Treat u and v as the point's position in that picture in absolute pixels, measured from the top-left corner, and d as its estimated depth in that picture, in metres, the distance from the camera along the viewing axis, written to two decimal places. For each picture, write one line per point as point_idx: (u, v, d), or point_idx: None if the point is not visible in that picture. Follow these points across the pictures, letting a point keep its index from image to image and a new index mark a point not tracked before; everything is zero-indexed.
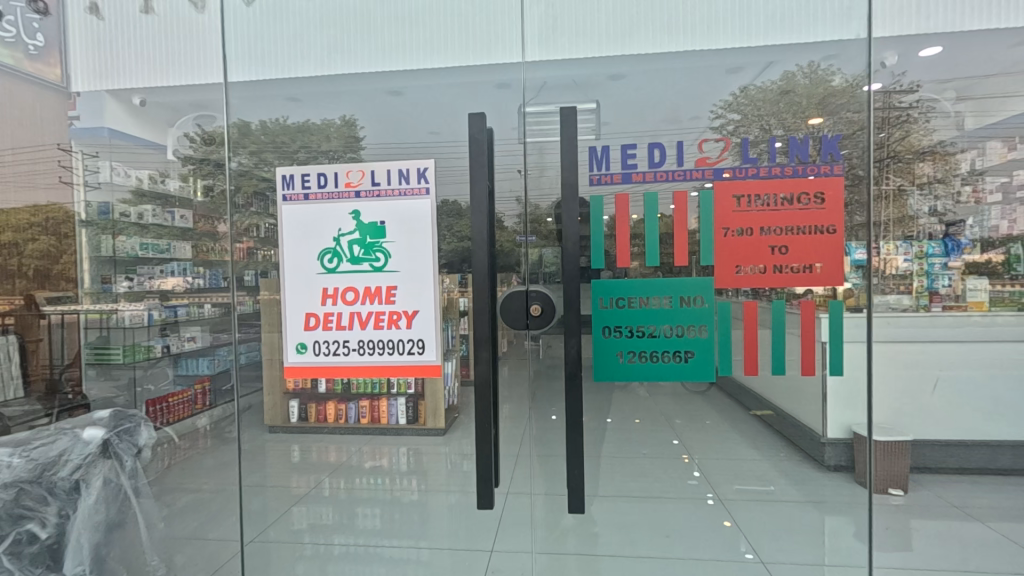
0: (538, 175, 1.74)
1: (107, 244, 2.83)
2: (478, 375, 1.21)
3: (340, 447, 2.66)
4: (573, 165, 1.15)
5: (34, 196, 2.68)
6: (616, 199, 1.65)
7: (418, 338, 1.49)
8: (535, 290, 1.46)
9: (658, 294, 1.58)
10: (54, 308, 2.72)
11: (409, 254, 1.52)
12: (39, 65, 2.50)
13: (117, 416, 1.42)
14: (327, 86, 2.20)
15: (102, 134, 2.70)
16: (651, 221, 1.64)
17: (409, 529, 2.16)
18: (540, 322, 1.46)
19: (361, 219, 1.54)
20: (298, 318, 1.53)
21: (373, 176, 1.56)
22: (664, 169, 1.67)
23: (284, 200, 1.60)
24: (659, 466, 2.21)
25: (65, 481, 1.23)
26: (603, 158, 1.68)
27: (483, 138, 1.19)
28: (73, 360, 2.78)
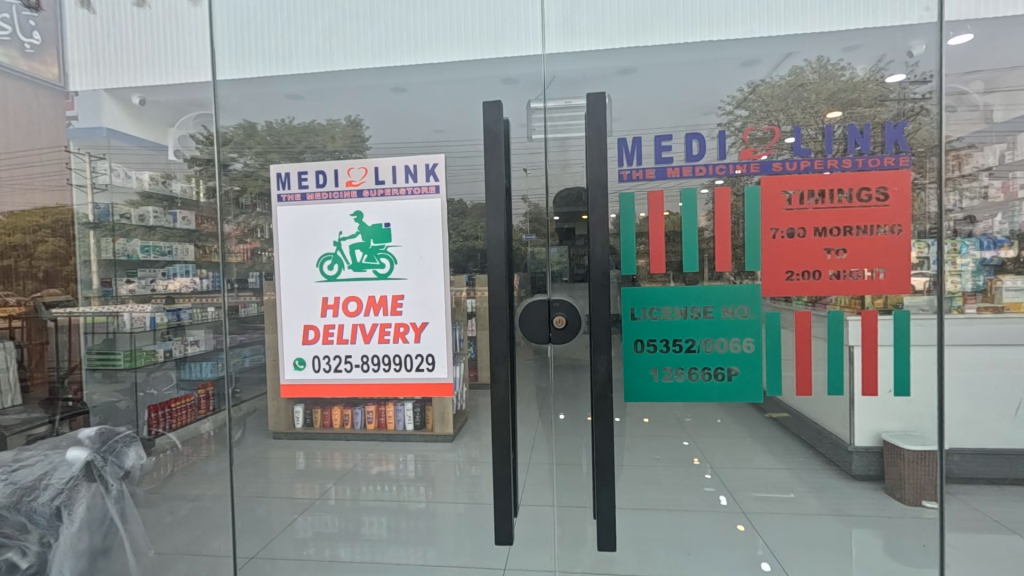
0: (561, 170, 1.63)
1: (109, 246, 2.79)
2: (495, 394, 1.14)
3: (344, 453, 2.48)
4: (601, 159, 1.08)
5: (39, 197, 2.67)
6: (648, 195, 1.59)
7: (427, 352, 1.44)
8: (558, 302, 1.38)
9: (697, 305, 1.52)
10: (55, 313, 2.77)
11: (415, 261, 1.45)
12: (35, 64, 2.44)
13: (104, 435, 1.39)
14: (327, 82, 2.12)
15: (101, 134, 2.64)
16: (688, 224, 1.59)
17: (416, 536, 2.23)
18: (564, 337, 1.38)
19: (364, 220, 1.46)
20: (295, 331, 1.48)
21: (378, 174, 1.50)
22: (704, 164, 1.58)
23: (280, 200, 1.54)
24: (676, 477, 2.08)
25: (42, 507, 1.17)
26: (633, 150, 1.64)
27: (499, 130, 1.13)
28: (75, 364, 2.86)
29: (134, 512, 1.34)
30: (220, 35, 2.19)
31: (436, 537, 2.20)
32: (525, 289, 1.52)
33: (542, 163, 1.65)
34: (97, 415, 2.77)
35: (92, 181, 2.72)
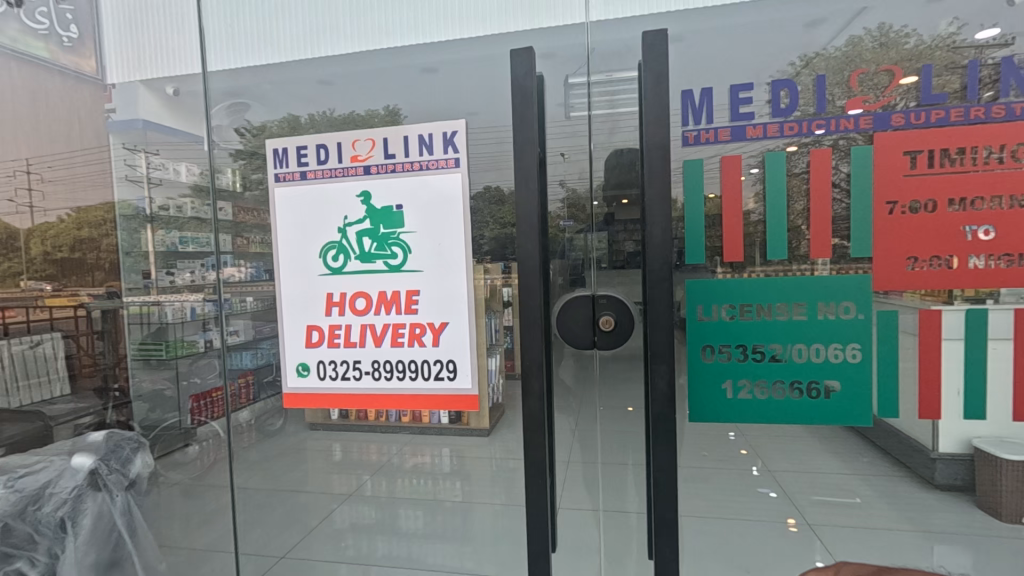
0: (610, 131, 1.45)
1: (146, 237, 2.84)
2: (528, 410, 1.07)
3: (380, 445, 2.40)
4: (658, 119, 0.99)
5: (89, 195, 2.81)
6: (722, 160, 1.39)
7: (448, 358, 1.32)
8: (603, 300, 1.22)
9: (780, 304, 1.33)
10: (93, 304, 2.92)
11: (433, 252, 1.32)
12: (72, 56, 2.52)
13: (111, 441, 1.59)
14: (360, 64, 2.02)
15: (138, 126, 2.68)
16: (773, 204, 1.40)
17: (452, 530, 2.33)
18: (611, 340, 1.21)
19: (372, 202, 1.34)
20: (298, 332, 1.40)
21: (386, 146, 1.35)
22: (788, 119, 1.38)
23: (277, 180, 1.43)
24: (729, 479, 1.92)
25: (48, 518, 1.35)
26: (701, 104, 1.43)
27: (529, 84, 1.04)
28: (119, 359, 2.97)
29: (141, 524, 1.53)
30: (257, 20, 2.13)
31: (472, 535, 2.30)
32: (563, 278, 1.33)
33: (584, 148, 1.48)
34: (145, 401, 2.96)
35: (149, 176, 2.74)
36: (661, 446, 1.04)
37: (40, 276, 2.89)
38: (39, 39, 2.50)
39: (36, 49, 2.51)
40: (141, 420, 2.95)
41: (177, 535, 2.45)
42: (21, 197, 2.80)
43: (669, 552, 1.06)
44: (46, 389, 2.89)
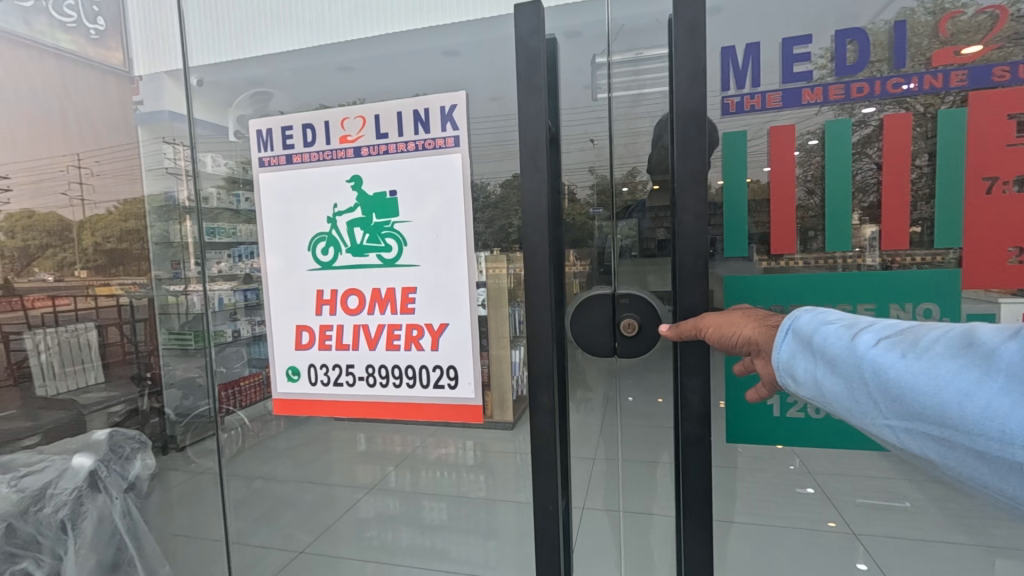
0: (632, 102, 1.35)
1: (178, 230, 2.75)
2: (538, 426, 1.09)
3: (405, 436, 2.06)
4: (692, 79, 0.97)
5: (122, 189, 2.86)
6: (771, 130, 1.26)
7: (448, 363, 1.24)
8: (624, 299, 1.16)
9: (841, 304, 1.25)
10: (132, 297, 3.00)
11: (432, 243, 1.21)
12: (101, 50, 2.70)
13: None
14: (377, 48, 1.85)
15: (164, 117, 2.67)
16: (835, 186, 1.25)
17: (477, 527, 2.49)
18: (632, 343, 1.15)
19: (362, 188, 1.24)
20: (288, 335, 1.35)
21: (378, 125, 1.23)
22: (854, 80, 1.21)
23: (261, 165, 1.35)
24: (772, 491, 1.74)
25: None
26: (750, 63, 1.26)
27: (537, 43, 1.01)
28: (153, 348, 3.04)
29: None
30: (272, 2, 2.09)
31: (499, 531, 2.46)
32: (591, 265, 1.27)
33: (606, 130, 1.36)
34: (179, 389, 2.99)
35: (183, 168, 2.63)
36: (691, 471, 1.06)
37: (90, 266, 2.99)
38: (66, 32, 2.71)
39: (64, 42, 2.73)
40: (175, 407, 3.02)
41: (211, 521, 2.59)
42: (74, 190, 2.87)
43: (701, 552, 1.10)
44: (83, 376, 3.11)
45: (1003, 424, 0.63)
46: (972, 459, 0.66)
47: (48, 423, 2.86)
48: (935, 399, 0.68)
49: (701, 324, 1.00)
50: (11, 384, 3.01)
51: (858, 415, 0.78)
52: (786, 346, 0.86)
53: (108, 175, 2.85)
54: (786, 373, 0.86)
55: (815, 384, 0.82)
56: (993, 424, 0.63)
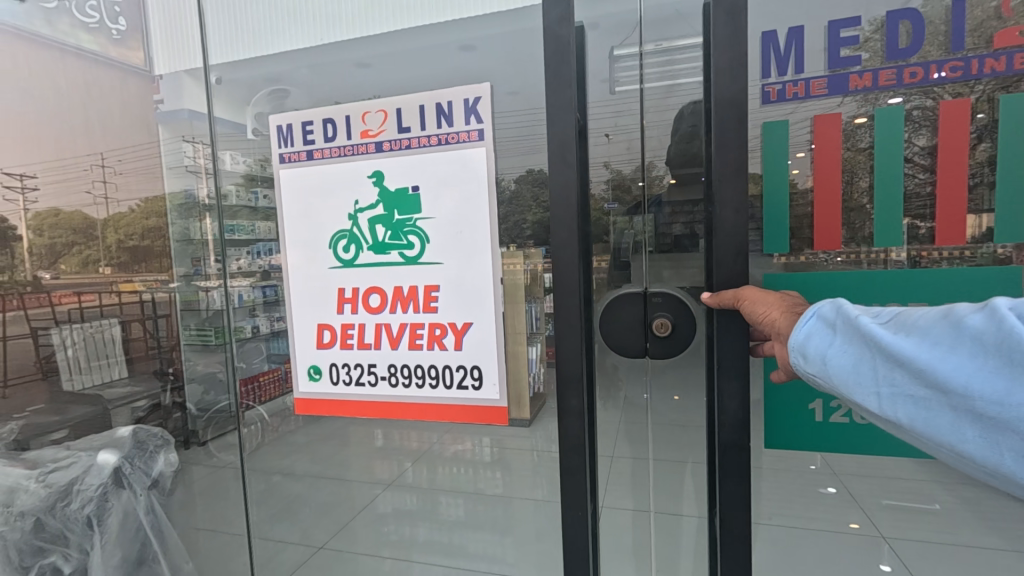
0: (666, 89, 1.21)
1: (197, 228, 3.05)
2: (567, 430, 1.09)
3: (422, 432, 2.08)
4: (732, 70, 0.95)
5: (153, 187, 2.99)
6: (815, 119, 1.20)
7: (472, 362, 1.23)
8: (656, 298, 1.14)
9: (892, 302, 1.18)
10: (153, 293, 3.09)
11: (456, 239, 1.21)
12: (124, 49, 2.73)
13: (137, 443, 1.93)
14: (395, 44, 1.83)
15: (183, 115, 2.82)
16: (885, 178, 1.19)
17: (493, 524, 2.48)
18: (664, 343, 1.13)
19: (384, 183, 1.23)
20: (309, 334, 1.35)
21: (401, 119, 1.22)
22: (906, 64, 1.14)
23: (282, 161, 1.34)
24: (797, 492, 1.70)
25: (75, 515, 1.68)
26: (793, 48, 1.18)
27: (565, 33, 1.02)
28: (172, 343, 3.15)
29: (164, 524, 1.88)
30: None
31: (514, 528, 2.45)
32: (609, 261, 1.19)
33: (637, 122, 1.25)
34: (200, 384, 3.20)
35: (204, 166, 2.93)
36: (728, 477, 1.03)
37: (114, 263, 3.03)
38: (89, 32, 2.74)
39: (87, 42, 2.74)
40: (197, 402, 3.22)
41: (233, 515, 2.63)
42: (98, 189, 2.92)
43: (737, 557, 1.06)
44: (108, 372, 3.15)
45: (992, 384, 0.65)
46: (943, 425, 0.70)
47: (76, 416, 2.78)
48: (920, 374, 0.71)
49: (736, 297, 0.97)
50: (38, 378, 3.03)
51: (855, 387, 0.77)
52: (808, 324, 0.83)
53: (134, 176, 2.96)
54: (799, 349, 0.83)
55: (824, 359, 0.80)
56: (991, 386, 0.65)
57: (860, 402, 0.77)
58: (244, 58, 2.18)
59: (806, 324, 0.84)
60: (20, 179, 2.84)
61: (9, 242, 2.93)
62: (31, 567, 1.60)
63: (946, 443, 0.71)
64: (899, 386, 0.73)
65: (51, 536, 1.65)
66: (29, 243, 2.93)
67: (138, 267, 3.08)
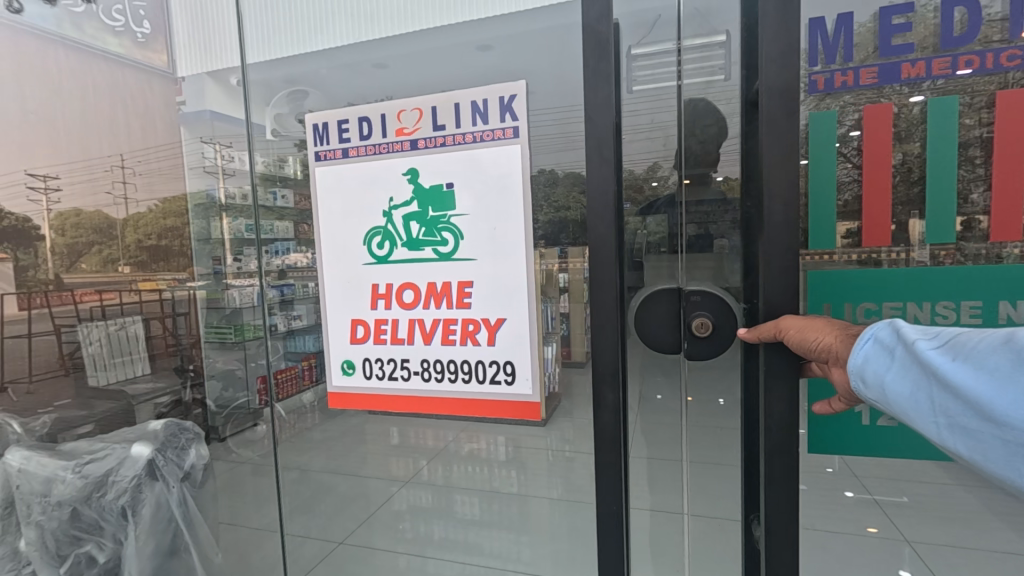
0: (705, 85, 1.03)
1: (219, 227, 3.20)
2: (602, 425, 1.06)
3: (438, 430, 2.11)
4: (782, 57, 0.88)
5: (178, 186, 3.16)
6: (865, 109, 1.05)
7: (504, 359, 1.20)
8: (694, 298, 1.01)
9: (946, 304, 1.01)
10: (173, 291, 3.26)
11: (490, 236, 1.18)
12: (148, 52, 2.80)
13: (170, 429, 1.88)
14: (415, 46, 1.82)
15: (206, 115, 2.96)
16: (937, 171, 1.04)
17: (507, 523, 2.51)
18: (705, 345, 1.01)
19: (419, 180, 1.22)
20: (343, 328, 1.35)
21: (435, 117, 1.20)
22: (962, 52, 1.00)
23: (318, 159, 1.33)
24: (816, 495, 1.67)
25: (110, 505, 1.62)
26: (841, 33, 1.03)
27: (604, 28, 0.98)
28: (194, 343, 3.35)
29: (195, 515, 1.82)
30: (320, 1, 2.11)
31: (529, 528, 2.47)
32: (625, 264, 1.05)
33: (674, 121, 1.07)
34: (219, 380, 3.33)
35: (222, 167, 3.01)
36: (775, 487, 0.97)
37: (133, 262, 3.18)
38: (116, 36, 2.79)
39: (112, 45, 2.81)
40: (215, 398, 3.33)
41: (252, 511, 2.62)
42: (118, 190, 3.06)
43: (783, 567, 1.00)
44: (131, 368, 3.17)
45: None
46: (997, 461, 0.61)
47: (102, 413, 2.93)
48: (963, 400, 0.63)
49: (782, 326, 0.88)
50: (61, 374, 3.05)
51: (905, 415, 0.69)
52: (865, 347, 0.73)
53: (157, 180, 3.14)
54: (858, 373, 0.73)
55: (884, 386, 0.70)
56: None
57: (922, 432, 0.68)
58: (261, 61, 2.19)
59: (864, 350, 0.73)
60: (42, 181, 2.86)
61: (31, 242, 2.90)
62: (68, 555, 1.58)
63: (1007, 481, 0.61)
64: (962, 417, 0.63)
65: (86, 526, 1.61)
66: (51, 244, 2.95)
67: (155, 270, 3.26)
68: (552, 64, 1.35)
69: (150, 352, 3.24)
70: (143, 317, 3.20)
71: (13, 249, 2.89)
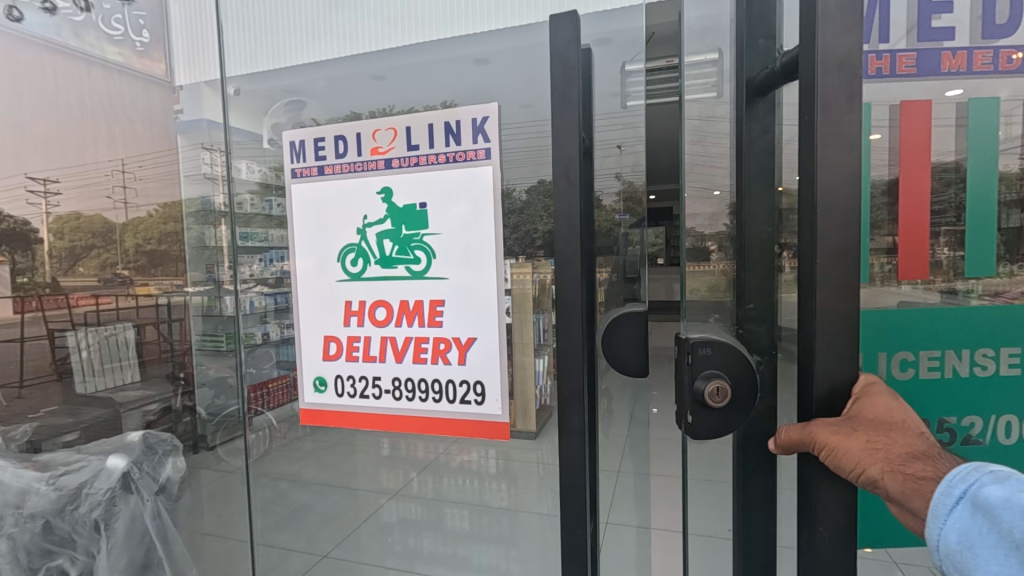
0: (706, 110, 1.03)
1: (212, 235, 3.20)
2: (567, 451, 0.96)
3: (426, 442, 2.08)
4: (842, 28, 0.66)
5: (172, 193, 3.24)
6: (904, 103, 0.98)
7: (475, 378, 1.19)
8: (704, 351, 0.84)
9: (986, 349, 0.99)
10: (169, 297, 3.28)
11: (463, 258, 1.16)
12: (145, 60, 2.93)
13: (146, 442, 1.87)
14: (414, 58, 1.82)
15: (203, 125, 3.16)
16: (979, 198, 0.99)
17: (497, 535, 2.45)
18: (716, 411, 0.83)
19: (392, 200, 1.21)
20: (315, 345, 1.34)
21: (409, 137, 1.20)
22: (1004, 45, 0.96)
23: (294, 176, 1.34)
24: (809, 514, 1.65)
25: (84, 518, 1.60)
26: (873, 16, 0.99)
27: (572, 56, 0.90)
28: (184, 349, 3.30)
29: (170, 530, 1.80)
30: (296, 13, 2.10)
31: (520, 543, 2.41)
32: (616, 274, 1.02)
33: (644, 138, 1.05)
34: (210, 388, 3.35)
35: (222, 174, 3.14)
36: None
37: (132, 266, 3.15)
38: (114, 44, 2.87)
39: (112, 54, 2.90)
40: (207, 406, 3.35)
41: (235, 524, 2.59)
42: (118, 194, 3.08)
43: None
44: (120, 375, 3.11)
45: None
46: None
47: (89, 421, 2.65)
48: None
49: (812, 430, 0.70)
50: (54, 378, 2.92)
51: None
52: (958, 519, 0.57)
53: (164, 187, 3.16)
54: (955, 560, 0.57)
55: None
56: None
57: None
58: (252, 74, 2.21)
59: (953, 525, 0.57)
60: (42, 184, 2.89)
61: (30, 246, 2.91)
62: (38, 569, 1.54)
63: None
64: None
65: (59, 539, 1.58)
66: (49, 247, 2.95)
67: (165, 270, 3.23)
68: (539, 80, 1.33)
69: (139, 357, 3.17)
70: (131, 323, 3.17)
71: (10, 253, 2.88)
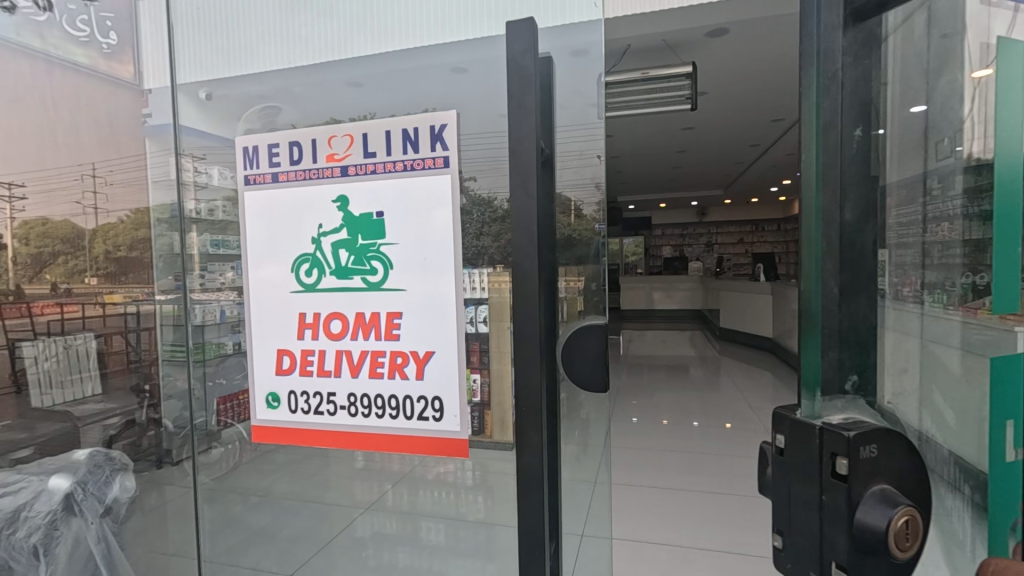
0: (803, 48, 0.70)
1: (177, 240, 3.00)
2: (525, 468, 0.94)
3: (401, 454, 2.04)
4: None
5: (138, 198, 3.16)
6: None
7: (433, 395, 1.16)
8: (868, 452, 0.62)
9: None
10: (138, 305, 3.20)
11: (420, 270, 1.14)
12: (113, 63, 2.90)
13: (94, 460, 1.80)
14: (392, 66, 1.80)
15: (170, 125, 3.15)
16: None
17: (474, 546, 2.43)
18: (894, 555, 0.60)
19: (349, 209, 1.19)
20: (268, 359, 1.31)
21: (366, 144, 1.18)
22: None
23: (247, 183, 1.31)
24: None
25: (21, 543, 1.53)
26: None
27: (528, 63, 0.90)
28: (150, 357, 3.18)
29: (117, 553, 1.73)
30: (259, 19, 2.03)
31: (497, 555, 2.37)
32: (595, 283, 1.01)
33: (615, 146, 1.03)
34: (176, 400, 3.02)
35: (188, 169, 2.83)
36: None
37: (101, 274, 3.17)
38: (80, 46, 2.83)
39: (77, 56, 2.86)
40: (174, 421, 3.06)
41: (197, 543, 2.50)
42: (88, 200, 3.11)
43: None
44: (81, 387, 3.02)
45: None
46: None
47: (47, 436, 2.44)
48: None
49: None
50: (11, 393, 2.73)
51: None
52: None
53: (131, 191, 3.13)
54: None
55: None
56: None
57: None
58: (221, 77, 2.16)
59: None
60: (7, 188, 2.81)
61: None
62: None
63: None
64: None
65: None
66: (13, 252, 2.90)
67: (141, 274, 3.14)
68: None
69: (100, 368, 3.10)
70: (96, 336, 3.11)
71: None
